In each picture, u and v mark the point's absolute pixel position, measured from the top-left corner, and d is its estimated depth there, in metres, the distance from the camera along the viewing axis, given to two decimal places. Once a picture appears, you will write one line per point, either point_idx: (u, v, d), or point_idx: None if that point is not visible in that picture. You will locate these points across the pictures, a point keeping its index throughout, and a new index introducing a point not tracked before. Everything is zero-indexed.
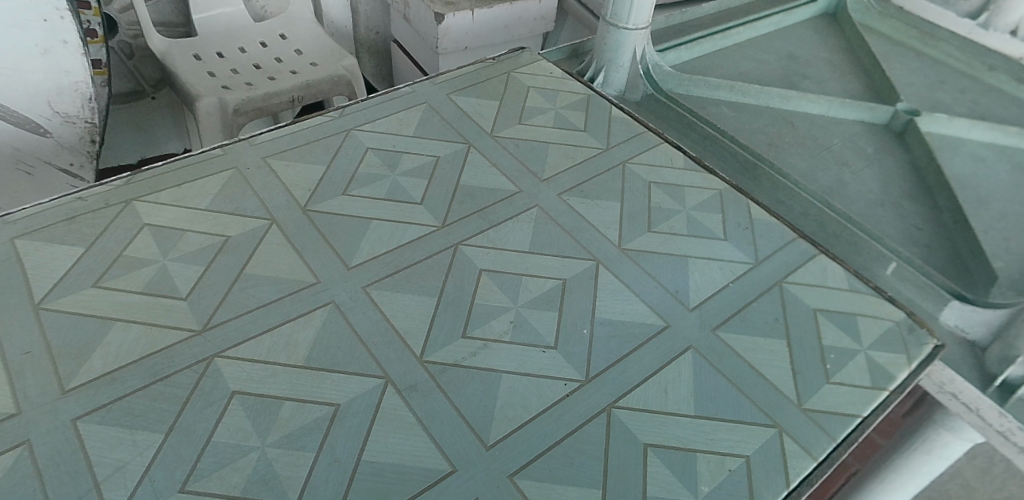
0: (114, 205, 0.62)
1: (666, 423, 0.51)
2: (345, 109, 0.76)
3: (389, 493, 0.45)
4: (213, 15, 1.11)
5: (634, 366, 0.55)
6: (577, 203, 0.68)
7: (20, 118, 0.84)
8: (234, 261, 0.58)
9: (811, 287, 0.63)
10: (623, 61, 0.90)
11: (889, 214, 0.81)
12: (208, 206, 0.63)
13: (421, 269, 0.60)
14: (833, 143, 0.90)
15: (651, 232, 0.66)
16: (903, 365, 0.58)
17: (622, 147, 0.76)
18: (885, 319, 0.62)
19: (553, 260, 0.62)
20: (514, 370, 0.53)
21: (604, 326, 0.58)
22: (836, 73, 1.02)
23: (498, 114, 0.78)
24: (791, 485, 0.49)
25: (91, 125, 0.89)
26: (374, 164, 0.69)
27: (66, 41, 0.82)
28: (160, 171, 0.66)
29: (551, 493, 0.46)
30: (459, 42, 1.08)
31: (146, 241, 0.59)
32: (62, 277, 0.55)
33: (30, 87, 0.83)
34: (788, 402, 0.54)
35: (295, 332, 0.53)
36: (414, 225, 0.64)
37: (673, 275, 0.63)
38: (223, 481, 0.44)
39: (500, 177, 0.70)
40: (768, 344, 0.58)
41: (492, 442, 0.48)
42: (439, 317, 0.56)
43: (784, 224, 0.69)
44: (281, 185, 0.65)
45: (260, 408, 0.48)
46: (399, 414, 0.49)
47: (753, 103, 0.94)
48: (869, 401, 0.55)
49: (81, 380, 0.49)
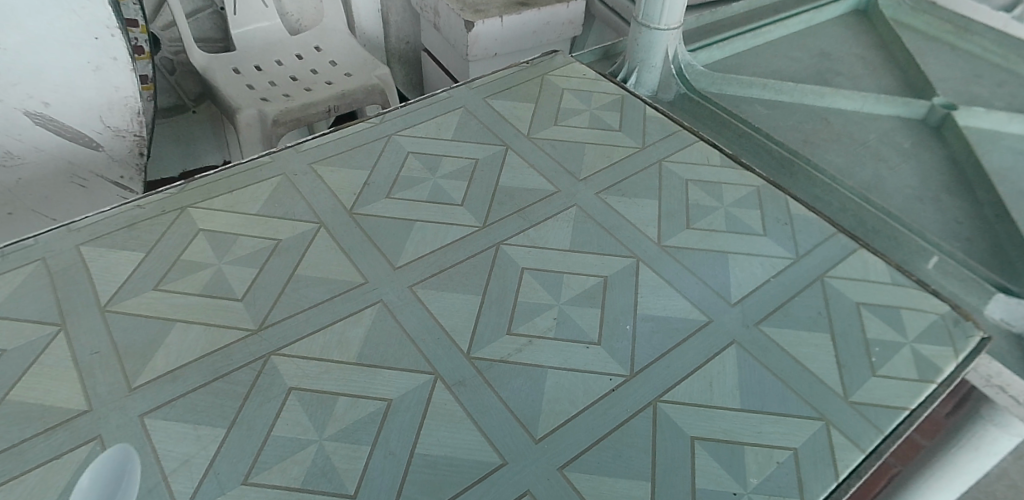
0: (170, 212, 0.64)
1: (713, 417, 0.52)
2: (385, 115, 0.78)
3: (443, 485, 0.46)
4: (250, 30, 1.14)
5: (679, 360, 0.55)
6: (615, 201, 0.69)
7: (73, 133, 0.87)
8: (286, 263, 0.60)
9: (854, 281, 0.63)
10: (655, 62, 0.90)
11: (929, 208, 0.80)
12: (259, 211, 0.65)
13: (464, 268, 0.61)
14: (869, 139, 0.89)
15: (690, 229, 0.67)
16: (951, 357, 0.57)
17: (657, 146, 0.77)
18: (929, 312, 0.61)
19: (594, 258, 0.63)
20: (559, 366, 0.54)
21: (646, 321, 0.58)
22: (869, 69, 1.01)
23: (533, 116, 0.79)
24: (840, 477, 0.49)
25: (140, 139, 0.91)
26: (415, 168, 0.71)
27: (116, 57, 0.84)
28: (212, 179, 0.68)
29: (601, 486, 0.47)
30: (489, 48, 1.10)
31: (201, 245, 0.61)
32: (124, 282, 0.58)
33: (83, 103, 0.85)
34: (834, 395, 0.54)
35: (347, 330, 0.55)
36: (455, 226, 0.65)
37: (714, 271, 0.63)
38: (284, 473, 0.46)
39: (539, 178, 0.71)
40: (812, 338, 0.58)
41: (540, 436, 0.49)
42: (484, 315, 0.57)
43: (823, 219, 0.69)
44: (328, 190, 0.67)
45: (316, 403, 0.50)
46: (449, 408, 0.50)
47: (787, 100, 0.94)
48: (917, 393, 0.54)
49: (146, 378, 0.51)
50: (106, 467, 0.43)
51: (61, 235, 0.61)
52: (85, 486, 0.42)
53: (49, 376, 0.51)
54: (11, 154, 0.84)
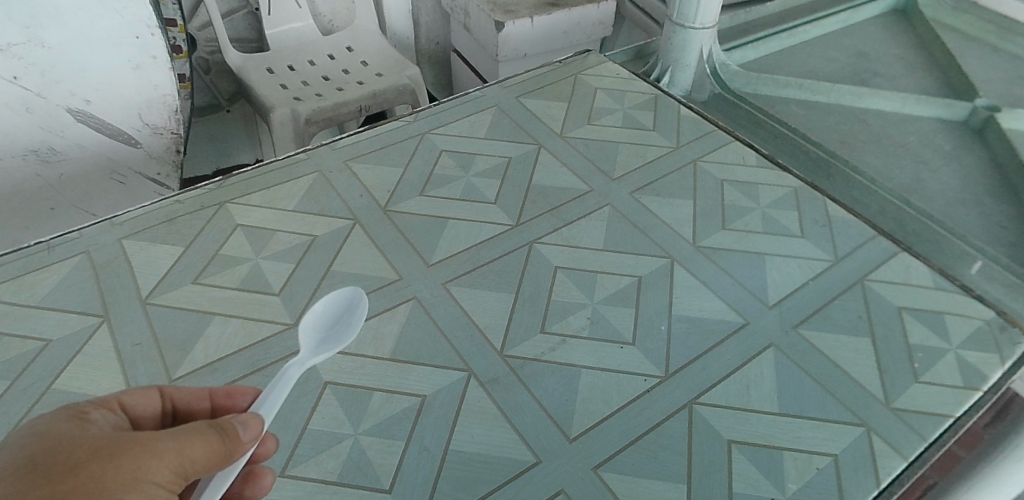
0: (209, 207, 0.65)
1: (751, 420, 0.51)
2: (418, 113, 0.78)
3: (477, 481, 0.46)
4: (284, 30, 1.15)
5: (715, 362, 0.55)
6: (649, 201, 0.69)
7: (114, 130, 0.86)
8: (321, 259, 0.61)
9: (895, 285, 0.62)
10: (689, 61, 0.89)
11: (971, 212, 0.78)
12: (295, 207, 0.66)
13: (497, 267, 0.61)
14: (908, 141, 0.87)
15: (725, 230, 0.66)
16: (997, 365, 0.55)
17: (692, 146, 0.76)
18: (974, 317, 0.59)
19: (628, 258, 0.63)
20: (593, 365, 0.54)
21: (681, 322, 0.57)
22: (908, 70, 0.99)
23: (566, 115, 0.79)
24: (882, 485, 0.47)
25: (177, 136, 0.90)
26: (448, 166, 0.71)
27: (156, 56, 0.83)
28: (249, 175, 0.69)
29: (636, 487, 0.46)
30: (518, 49, 1.10)
31: (239, 240, 0.62)
32: (164, 275, 0.59)
33: (123, 101, 0.84)
34: (874, 401, 0.53)
35: (381, 326, 0.56)
36: (488, 225, 0.65)
37: (750, 272, 0.62)
38: (319, 467, 0.46)
39: (572, 177, 0.71)
40: (852, 342, 0.57)
41: (574, 435, 0.49)
42: (517, 313, 0.57)
43: (863, 222, 0.67)
44: (362, 187, 0.68)
45: (351, 397, 0.50)
46: (483, 405, 0.50)
47: (824, 101, 0.93)
48: (962, 400, 0.53)
49: (185, 370, 0.52)
50: (338, 298, 0.50)
51: (104, 229, 0.63)
52: (319, 314, 0.49)
53: (93, 367, 0.52)
54: (53, 151, 0.84)
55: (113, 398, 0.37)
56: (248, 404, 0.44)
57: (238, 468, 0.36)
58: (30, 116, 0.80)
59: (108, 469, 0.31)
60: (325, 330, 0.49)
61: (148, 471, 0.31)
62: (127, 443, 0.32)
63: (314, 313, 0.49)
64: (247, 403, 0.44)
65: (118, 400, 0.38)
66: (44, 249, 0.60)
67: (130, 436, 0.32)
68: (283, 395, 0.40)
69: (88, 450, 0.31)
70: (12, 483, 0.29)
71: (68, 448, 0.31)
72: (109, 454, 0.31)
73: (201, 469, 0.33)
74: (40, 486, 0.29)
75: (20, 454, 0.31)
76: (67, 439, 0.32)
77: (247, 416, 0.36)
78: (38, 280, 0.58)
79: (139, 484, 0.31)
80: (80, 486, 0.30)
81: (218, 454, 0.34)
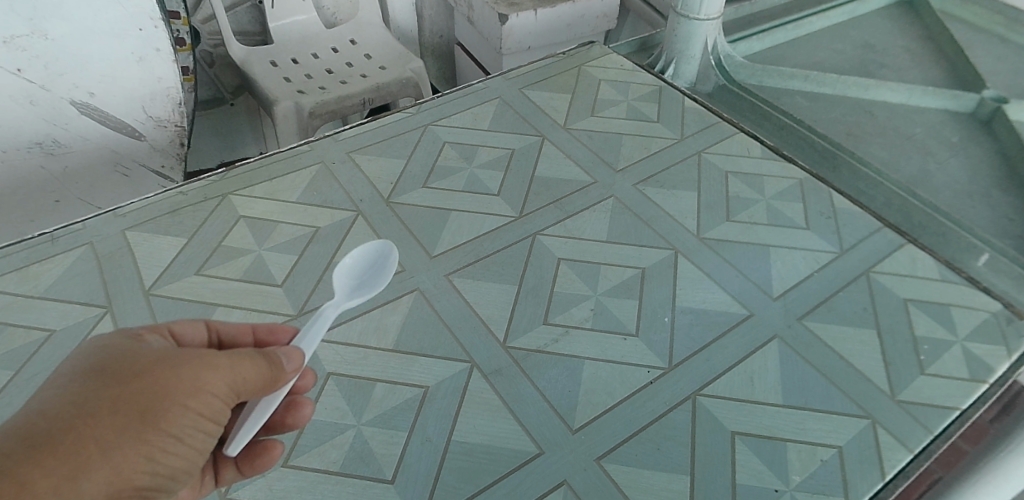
0: (211, 199, 0.65)
1: (754, 412, 0.50)
2: (421, 105, 0.78)
3: (479, 472, 0.46)
4: (286, 23, 1.15)
5: (719, 354, 0.54)
6: (653, 192, 0.68)
7: (116, 122, 0.84)
8: (324, 250, 0.61)
9: (901, 277, 0.61)
10: (695, 52, 0.88)
11: (978, 204, 0.77)
12: (298, 199, 0.66)
13: (500, 258, 0.61)
14: (915, 133, 0.87)
15: (729, 221, 0.66)
16: (1004, 357, 0.55)
17: (696, 138, 0.75)
18: (980, 310, 0.59)
19: (631, 249, 0.62)
20: (597, 357, 0.53)
21: (685, 314, 0.57)
22: (915, 61, 0.98)
23: (570, 107, 0.79)
24: (887, 477, 0.47)
25: (181, 129, 0.88)
26: (451, 158, 0.71)
27: (159, 49, 0.81)
28: (252, 166, 0.69)
29: (639, 478, 0.46)
30: (522, 42, 1.09)
31: (242, 232, 0.62)
32: (168, 266, 0.59)
33: (127, 94, 0.83)
34: (880, 393, 0.52)
35: (384, 317, 0.55)
36: (491, 216, 0.65)
37: (754, 264, 0.62)
38: (322, 457, 0.46)
39: (575, 168, 0.71)
40: (857, 334, 0.56)
41: (577, 427, 0.49)
42: (520, 305, 0.57)
43: (868, 213, 0.67)
44: (365, 179, 0.68)
45: (354, 388, 0.50)
46: (486, 396, 0.50)
47: (830, 92, 0.92)
48: (969, 392, 0.52)
49: None
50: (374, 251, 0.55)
51: (107, 220, 0.63)
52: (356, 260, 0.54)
53: None
54: (58, 143, 0.83)
55: (163, 325, 0.41)
56: (288, 341, 0.47)
57: (279, 397, 0.40)
58: (34, 109, 0.79)
59: (173, 377, 0.35)
60: (358, 277, 0.54)
61: (206, 383, 0.36)
62: (189, 357, 0.36)
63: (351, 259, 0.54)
64: (288, 341, 0.47)
65: (169, 328, 0.41)
66: (48, 240, 0.61)
67: (191, 352, 0.37)
68: (320, 334, 0.44)
69: (155, 359, 0.36)
70: (92, 381, 0.34)
71: (136, 357, 0.36)
72: (171, 365, 0.36)
73: (251, 390, 0.38)
74: (117, 385, 0.34)
75: (95, 358, 0.35)
76: (133, 352, 0.36)
77: (291, 349, 0.41)
78: (41, 271, 0.58)
79: (200, 393, 0.36)
80: (151, 388, 0.34)
81: (266, 379, 0.38)
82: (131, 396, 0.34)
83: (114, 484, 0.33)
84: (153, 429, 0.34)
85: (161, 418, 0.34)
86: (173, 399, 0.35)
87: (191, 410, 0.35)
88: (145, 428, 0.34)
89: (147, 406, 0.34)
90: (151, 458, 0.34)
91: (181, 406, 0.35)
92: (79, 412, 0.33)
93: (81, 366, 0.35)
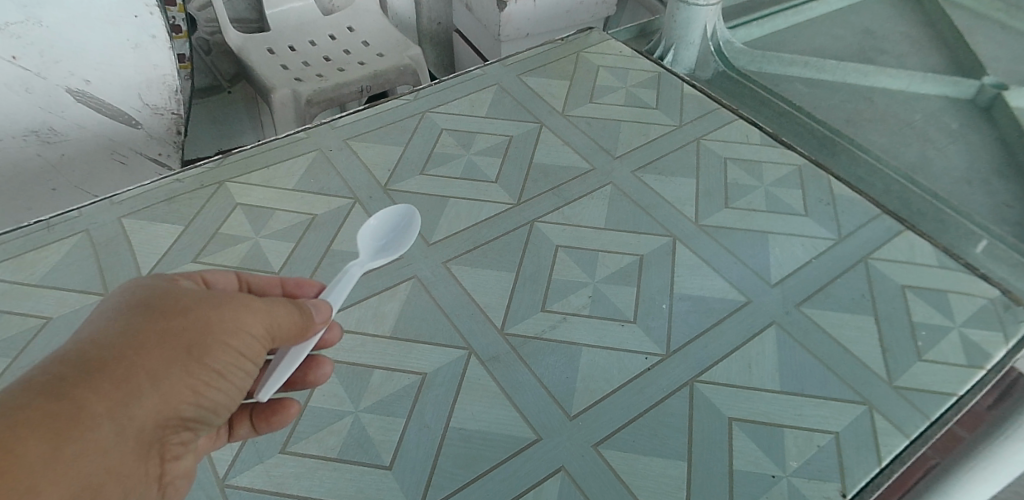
0: (208, 186, 0.65)
1: (752, 398, 0.51)
2: (419, 92, 0.78)
3: (477, 458, 0.46)
4: (283, 10, 1.13)
5: (717, 340, 0.54)
6: (651, 179, 0.68)
7: (113, 111, 0.82)
8: (322, 238, 0.61)
9: (899, 264, 0.61)
10: (694, 39, 0.87)
11: (977, 191, 0.77)
12: (296, 186, 0.65)
13: (498, 245, 0.61)
14: (914, 120, 0.86)
15: (728, 208, 0.65)
16: (1001, 343, 0.55)
17: (694, 124, 0.75)
18: (978, 296, 0.59)
19: (629, 236, 0.62)
20: (594, 343, 0.53)
21: (683, 301, 0.57)
22: (915, 47, 0.97)
23: (568, 93, 0.78)
24: (883, 462, 0.47)
25: (178, 117, 0.85)
26: (448, 144, 0.71)
27: (155, 36, 0.79)
28: (249, 153, 0.69)
29: (636, 463, 0.47)
30: (520, 28, 1.08)
31: (239, 219, 0.62)
32: (164, 254, 0.59)
33: (123, 82, 0.80)
34: (876, 379, 0.52)
35: (381, 304, 0.55)
36: (489, 203, 0.65)
37: (753, 251, 0.62)
38: (321, 443, 0.46)
39: (573, 155, 0.70)
40: (855, 320, 0.56)
41: (574, 413, 0.49)
42: (518, 292, 0.57)
43: (867, 200, 0.67)
44: (362, 166, 0.68)
45: (352, 374, 0.51)
46: (484, 383, 0.50)
47: (830, 79, 0.91)
48: (966, 379, 0.52)
49: None
50: (395, 215, 0.58)
51: (104, 208, 0.62)
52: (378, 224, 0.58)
53: None
54: (54, 131, 0.80)
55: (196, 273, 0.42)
56: (313, 295, 0.48)
57: (310, 346, 0.41)
58: (29, 96, 0.76)
59: (215, 315, 0.36)
60: (382, 238, 0.57)
61: (246, 323, 0.37)
62: (228, 298, 0.37)
63: (373, 224, 0.58)
64: (314, 295, 0.48)
65: (203, 276, 0.43)
66: (44, 228, 0.61)
67: (230, 294, 0.38)
68: (345, 292, 0.46)
69: (196, 298, 0.36)
70: (138, 316, 0.35)
71: (179, 296, 0.36)
72: (212, 303, 0.36)
73: (285, 334, 0.39)
74: (160, 320, 0.35)
75: (139, 296, 0.36)
76: (174, 290, 0.37)
77: (319, 301, 0.41)
78: (38, 259, 0.58)
79: (239, 333, 0.36)
80: (193, 325, 0.35)
81: (299, 325, 0.39)
82: (176, 331, 0.35)
83: (161, 414, 0.33)
84: (197, 363, 0.35)
85: (204, 354, 0.35)
86: (215, 335, 0.35)
87: (232, 347, 0.36)
88: (189, 362, 0.34)
89: (190, 341, 0.35)
90: (194, 392, 0.35)
91: (223, 343, 0.36)
92: (128, 343, 0.34)
93: (124, 303, 0.36)
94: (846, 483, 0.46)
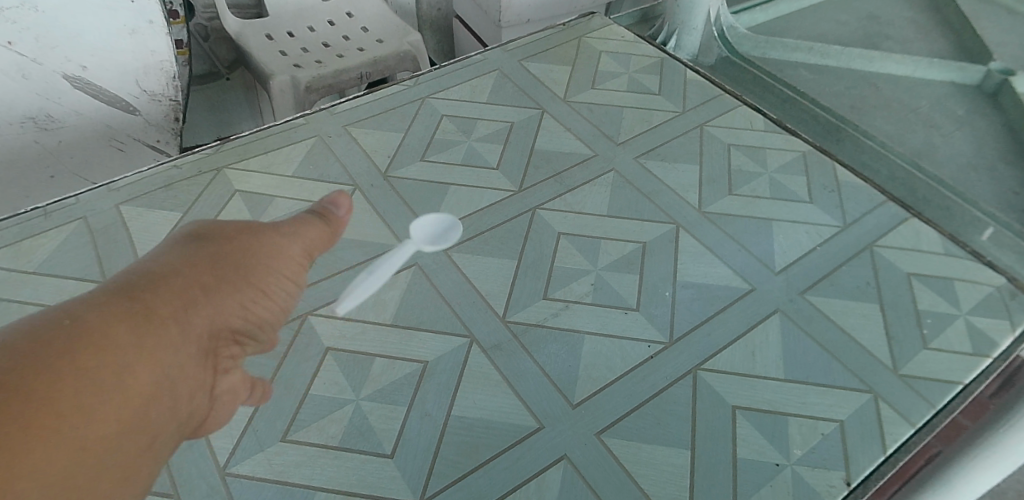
0: (206, 173, 0.64)
1: (755, 386, 0.50)
2: (419, 78, 0.77)
3: (479, 447, 0.46)
4: None
5: (720, 328, 0.54)
6: (654, 166, 0.67)
7: (110, 97, 0.79)
8: None
9: (905, 251, 0.60)
10: (697, 24, 0.86)
11: (983, 178, 0.76)
12: (295, 173, 0.65)
13: (499, 232, 0.60)
14: (920, 106, 0.85)
15: (732, 195, 0.65)
16: (1007, 331, 0.54)
17: (698, 111, 0.74)
18: (984, 284, 0.58)
19: (632, 224, 0.62)
20: (597, 331, 0.53)
21: (686, 289, 0.57)
22: (921, 33, 0.96)
23: (570, 79, 0.78)
24: (888, 451, 0.47)
25: (177, 104, 0.83)
26: (449, 131, 0.70)
27: (153, 20, 0.76)
28: (247, 139, 0.68)
29: (639, 452, 0.46)
30: (521, 14, 1.04)
31: (238, 206, 0.61)
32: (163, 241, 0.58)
33: (119, 67, 0.77)
34: (881, 367, 0.52)
35: (382, 292, 0.55)
36: (491, 190, 0.64)
37: (757, 238, 0.61)
38: (322, 432, 0.46)
39: (576, 142, 0.70)
40: (860, 308, 0.56)
41: (577, 401, 0.49)
42: (520, 279, 0.56)
43: (872, 187, 0.66)
44: (362, 152, 0.67)
45: (353, 362, 0.50)
46: (486, 371, 0.50)
47: (834, 65, 0.90)
48: (972, 367, 0.52)
49: None
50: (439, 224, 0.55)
51: (101, 195, 0.62)
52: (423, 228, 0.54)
53: None
54: (51, 118, 0.77)
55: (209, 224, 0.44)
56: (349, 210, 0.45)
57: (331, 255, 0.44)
58: (25, 83, 0.73)
59: (255, 240, 0.39)
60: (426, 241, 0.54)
61: (282, 256, 0.40)
62: (260, 227, 0.40)
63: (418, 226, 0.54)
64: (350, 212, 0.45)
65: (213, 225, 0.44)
66: (41, 215, 0.60)
67: (259, 224, 0.41)
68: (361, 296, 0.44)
69: (234, 227, 0.39)
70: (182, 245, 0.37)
71: (217, 226, 0.39)
72: (249, 232, 0.39)
73: (314, 251, 0.43)
74: (207, 246, 0.37)
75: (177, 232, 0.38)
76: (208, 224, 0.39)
77: (335, 196, 0.45)
78: (34, 246, 0.57)
79: (277, 254, 0.40)
80: (237, 248, 0.38)
81: (326, 239, 0.43)
82: (225, 252, 0.37)
83: (216, 324, 0.34)
84: (247, 276, 0.37)
85: (248, 275, 0.37)
86: (258, 256, 0.38)
87: (273, 266, 0.39)
88: (237, 281, 0.36)
89: (236, 263, 0.37)
90: (242, 307, 0.36)
91: (265, 261, 0.39)
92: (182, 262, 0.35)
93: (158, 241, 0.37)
94: (851, 472, 0.46)
